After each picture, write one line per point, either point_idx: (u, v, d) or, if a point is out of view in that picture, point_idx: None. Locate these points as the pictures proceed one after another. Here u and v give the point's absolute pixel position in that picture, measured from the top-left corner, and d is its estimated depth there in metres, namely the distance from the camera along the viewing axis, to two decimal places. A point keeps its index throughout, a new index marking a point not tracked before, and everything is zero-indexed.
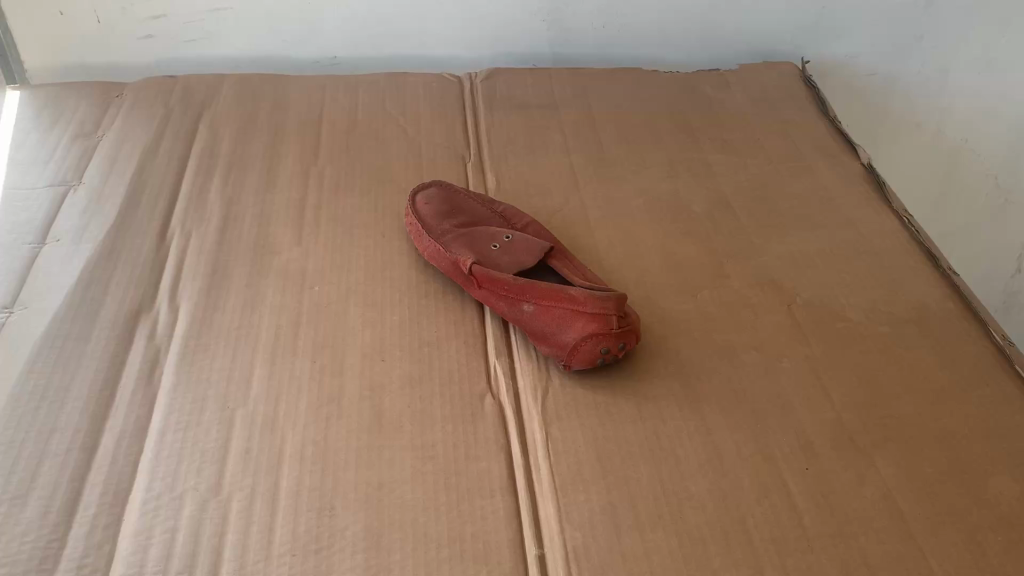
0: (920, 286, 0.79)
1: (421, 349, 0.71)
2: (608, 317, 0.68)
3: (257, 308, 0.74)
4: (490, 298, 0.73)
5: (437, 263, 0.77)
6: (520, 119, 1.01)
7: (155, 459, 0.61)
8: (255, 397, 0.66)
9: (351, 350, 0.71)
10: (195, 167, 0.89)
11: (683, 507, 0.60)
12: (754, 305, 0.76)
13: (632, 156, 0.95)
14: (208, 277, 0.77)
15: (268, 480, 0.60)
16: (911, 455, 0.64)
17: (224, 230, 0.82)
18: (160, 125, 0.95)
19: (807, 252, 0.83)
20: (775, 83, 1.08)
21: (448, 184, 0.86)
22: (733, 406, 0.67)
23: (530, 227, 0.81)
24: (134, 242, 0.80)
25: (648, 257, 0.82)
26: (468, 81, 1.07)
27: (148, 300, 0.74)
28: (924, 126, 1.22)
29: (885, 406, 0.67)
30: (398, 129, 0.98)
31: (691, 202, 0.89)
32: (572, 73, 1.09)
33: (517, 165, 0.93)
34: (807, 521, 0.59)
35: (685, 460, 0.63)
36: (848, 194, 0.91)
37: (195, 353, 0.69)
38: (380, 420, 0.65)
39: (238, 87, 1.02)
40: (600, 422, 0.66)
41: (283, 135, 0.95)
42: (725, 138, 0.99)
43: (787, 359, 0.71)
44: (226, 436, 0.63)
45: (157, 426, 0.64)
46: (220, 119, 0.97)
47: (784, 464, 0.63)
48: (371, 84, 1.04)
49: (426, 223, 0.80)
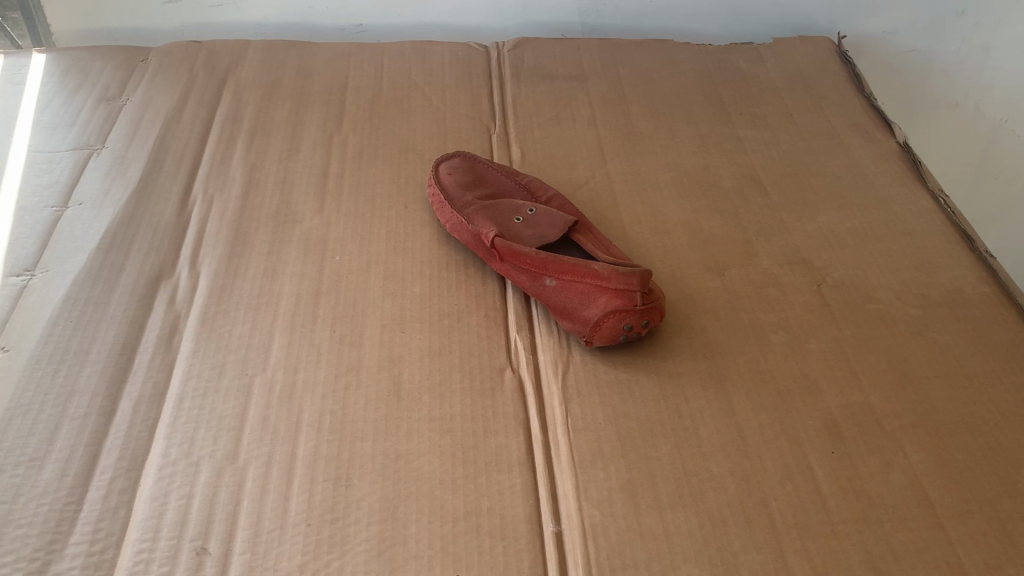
0: (955, 268, 0.77)
1: (441, 321, 0.71)
2: (633, 294, 0.66)
3: (278, 276, 0.73)
4: (512, 272, 0.72)
5: (459, 234, 0.76)
6: (547, 90, 0.99)
7: (173, 425, 0.61)
8: (273, 366, 0.66)
9: (371, 320, 0.70)
10: (218, 133, 0.89)
11: (703, 488, 0.59)
12: (782, 284, 0.75)
13: (660, 130, 0.93)
14: (229, 243, 0.76)
15: (285, 448, 0.60)
16: (940, 442, 0.62)
17: (246, 196, 0.81)
18: (185, 89, 0.94)
19: (839, 231, 0.81)
20: (809, 58, 1.06)
21: (471, 155, 0.84)
22: (758, 386, 0.66)
23: (555, 200, 0.80)
24: (155, 207, 0.79)
25: (674, 233, 0.80)
26: (496, 51, 1.05)
27: (169, 265, 0.74)
28: (961, 106, 1.19)
29: (915, 391, 0.65)
30: (423, 98, 0.97)
31: (720, 177, 0.87)
32: (602, 43, 1.07)
33: (543, 138, 0.92)
34: (831, 506, 0.58)
35: (708, 440, 0.62)
36: (881, 173, 0.88)
37: (214, 320, 0.69)
38: (400, 391, 0.64)
39: (263, 53, 1.01)
40: (622, 400, 0.64)
41: (307, 102, 0.94)
42: (757, 113, 0.96)
43: (815, 340, 0.69)
44: (244, 404, 0.63)
45: (175, 391, 0.63)
46: (245, 85, 0.96)
47: (809, 448, 0.61)
48: (397, 52, 1.03)
49: (448, 194, 0.79)
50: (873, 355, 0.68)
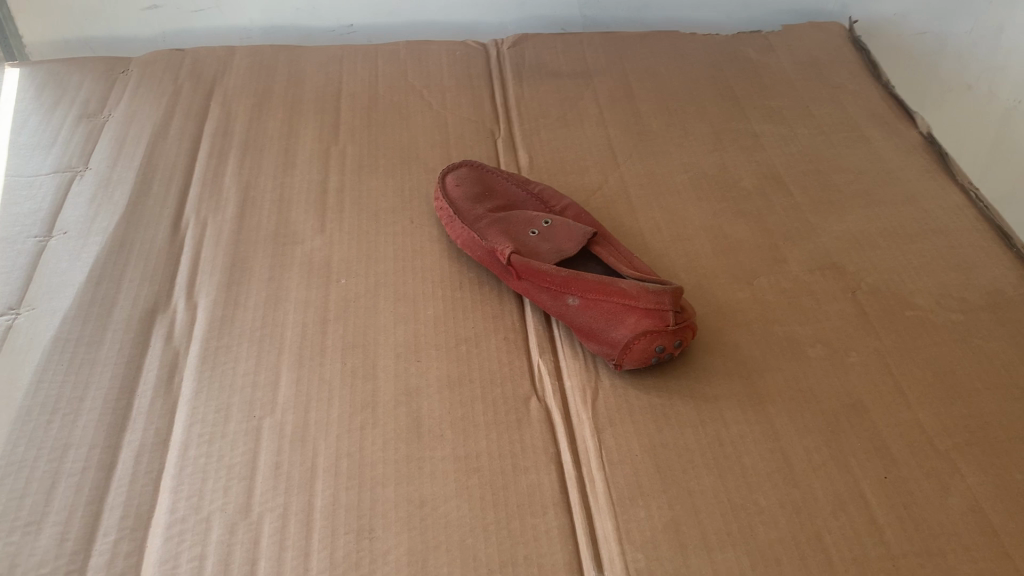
0: (993, 267, 0.73)
1: (458, 347, 0.66)
2: (664, 313, 0.62)
3: (283, 304, 0.69)
4: (531, 291, 0.68)
5: (472, 251, 0.72)
6: (551, 89, 0.94)
7: (179, 477, 0.57)
8: (282, 406, 0.61)
9: (383, 350, 0.65)
10: (207, 149, 0.84)
11: (752, 523, 0.55)
12: (815, 292, 0.71)
13: (673, 128, 0.89)
14: (227, 270, 0.71)
15: (302, 499, 0.56)
16: (998, 461, 0.58)
17: (242, 217, 0.76)
18: (170, 102, 0.89)
19: (869, 232, 0.77)
20: (820, 46, 1.02)
21: (478, 163, 0.80)
22: (800, 406, 0.62)
23: (570, 210, 0.76)
24: (146, 233, 0.74)
25: (697, 239, 0.76)
26: (494, 48, 1.00)
27: (164, 296, 0.69)
28: (975, 87, 1.14)
29: (965, 405, 0.62)
30: (422, 102, 0.92)
31: (739, 177, 0.83)
32: (605, 37, 1.02)
33: (551, 141, 0.87)
34: (889, 536, 0.54)
35: (752, 469, 0.58)
36: (907, 167, 0.84)
37: (216, 356, 0.64)
38: (420, 428, 0.60)
39: (250, 59, 0.96)
40: (658, 428, 0.60)
41: (300, 111, 0.89)
42: (772, 106, 0.92)
43: (855, 353, 0.66)
44: (254, 449, 0.58)
45: (180, 438, 0.59)
46: (234, 95, 0.91)
47: (860, 472, 0.58)
48: (391, 54, 0.98)
49: (457, 208, 0.75)
50: (918, 367, 0.65)
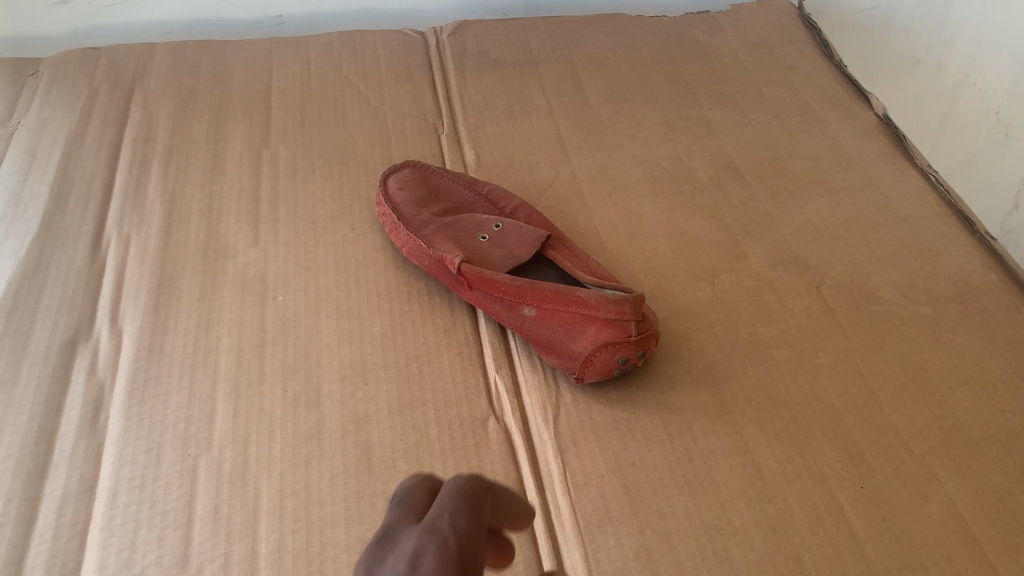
0: (958, 255, 0.71)
1: (408, 366, 0.62)
2: (626, 323, 0.59)
3: (215, 328, 0.64)
4: (483, 301, 0.64)
5: (419, 260, 0.67)
6: (495, 79, 0.90)
7: (107, 528, 0.52)
8: (220, 442, 0.56)
9: (327, 373, 0.61)
10: (128, 157, 0.78)
11: (728, 545, 0.52)
12: (778, 289, 0.68)
13: (624, 118, 0.85)
14: (154, 292, 0.66)
15: (244, 546, 0.51)
16: (974, 464, 0.56)
17: (169, 232, 0.71)
18: (85, 106, 0.82)
19: (830, 222, 0.74)
20: (770, 26, 0.99)
21: (422, 163, 0.75)
22: (770, 414, 0.59)
23: (521, 211, 0.72)
24: (62, 253, 0.68)
25: (654, 237, 0.73)
26: (433, 37, 0.96)
27: (85, 323, 0.64)
28: (924, 62, 1.12)
29: (938, 404, 0.60)
30: (359, 97, 0.87)
31: (694, 168, 0.80)
32: (549, 22, 0.98)
33: (498, 135, 0.83)
34: (871, 552, 0.52)
35: (725, 486, 0.55)
36: (864, 150, 0.82)
37: (145, 388, 0.59)
38: (370, 459, 0.56)
39: (172, 57, 0.89)
40: (623, 445, 0.57)
41: (228, 111, 0.84)
42: (723, 91, 0.89)
43: (824, 354, 0.63)
44: (189, 493, 0.54)
45: (107, 484, 0.54)
46: (155, 97, 0.84)
47: (836, 484, 0.55)
48: (324, 47, 0.93)
49: (401, 213, 0.70)
50: (888, 366, 0.62)
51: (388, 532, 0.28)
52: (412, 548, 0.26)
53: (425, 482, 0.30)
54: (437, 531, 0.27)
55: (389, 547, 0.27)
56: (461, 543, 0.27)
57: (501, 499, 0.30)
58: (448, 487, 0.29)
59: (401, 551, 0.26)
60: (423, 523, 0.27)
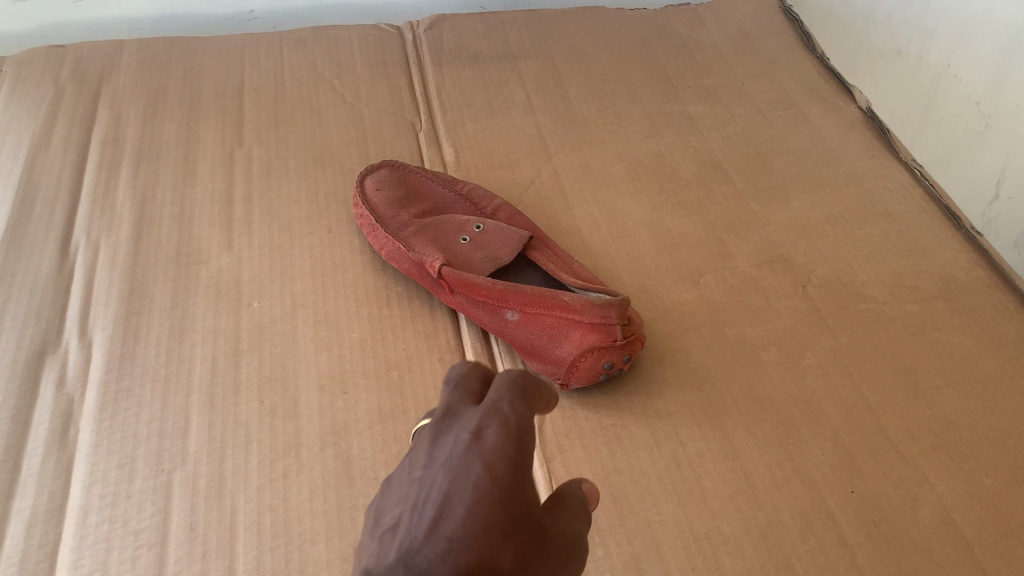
0: (944, 251, 0.70)
1: (388, 373, 0.60)
2: (611, 327, 0.57)
3: (189, 336, 0.62)
4: (465, 305, 0.62)
5: (398, 263, 0.66)
6: (474, 74, 0.88)
7: (78, 549, 0.50)
8: (194, 457, 0.55)
9: (305, 382, 0.59)
10: (96, 159, 0.75)
11: (718, 554, 0.51)
12: (764, 289, 0.67)
13: (605, 113, 0.84)
14: (124, 300, 0.64)
15: (221, 565, 0.50)
16: (965, 465, 0.55)
17: (139, 237, 0.69)
18: (51, 106, 0.80)
19: (816, 219, 0.73)
20: (751, 17, 0.97)
21: (399, 163, 0.73)
22: (758, 418, 0.58)
23: (502, 211, 0.70)
24: (29, 261, 0.66)
25: (638, 236, 0.71)
26: (410, 32, 0.94)
27: (53, 334, 0.61)
28: (904, 53, 1.10)
29: (927, 404, 0.59)
30: (334, 94, 0.85)
31: (677, 164, 0.79)
32: (527, 15, 0.96)
33: (477, 132, 0.81)
34: (862, 558, 0.51)
35: (714, 493, 0.54)
36: (848, 144, 0.81)
37: (116, 401, 0.57)
38: (351, 471, 0.54)
39: (141, 54, 0.87)
40: (610, 452, 0.56)
41: (199, 110, 0.81)
42: (705, 85, 0.88)
43: (812, 355, 0.62)
44: (163, 511, 0.52)
45: (78, 503, 0.52)
46: (124, 97, 0.82)
47: (826, 489, 0.54)
48: (297, 42, 0.90)
49: (379, 215, 0.68)
50: (876, 366, 0.61)
51: (450, 408, 0.31)
52: (476, 423, 0.29)
53: (480, 364, 0.33)
54: (499, 411, 0.30)
55: (450, 423, 0.30)
56: (518, 423, 0.30)
57: (546, 389, 0.33)
58: (503, 378, 0.31)
59: (466, 424, 0.30)
60: (483, 405, 0.30)
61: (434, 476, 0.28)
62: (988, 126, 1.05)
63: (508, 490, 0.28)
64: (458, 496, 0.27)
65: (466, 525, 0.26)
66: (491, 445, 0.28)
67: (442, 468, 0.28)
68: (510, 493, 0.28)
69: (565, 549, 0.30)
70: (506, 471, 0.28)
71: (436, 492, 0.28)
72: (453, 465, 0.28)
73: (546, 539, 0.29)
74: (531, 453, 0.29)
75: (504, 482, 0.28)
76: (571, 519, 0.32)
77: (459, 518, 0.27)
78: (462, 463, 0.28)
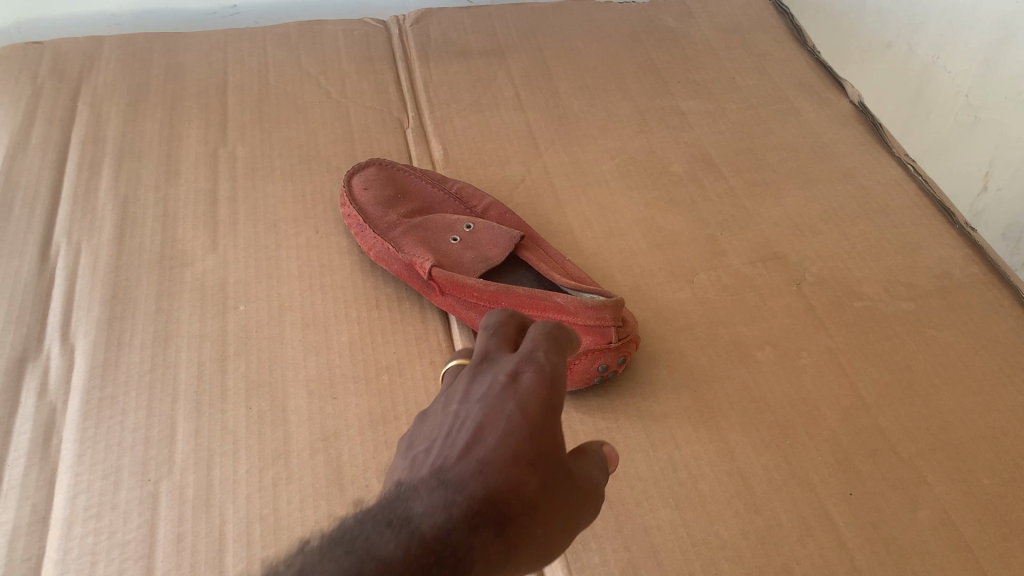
0: (938, 247, 0.70)
1: (379, 377, 0.59)
2: (605, 329, 0.56)
3: (174, 341, 0.60)
4: (456, 307, 0.61)
5: (387, 264, 0.64)
6: (462, 69, 0.87)
7: (62, 563, 0.49)
8: (181, 466, 0.53)
9: (293, 387, 0.58)
10: (76, 159, 0.74)
11: (716, 559, 0.50)
12: (758, 287, 0.66)
13: (595, 109, 0.83)
14: (107, 304, 0.62)
15: None
16: (963, 465, 0.55)
17: (121, 239, 0.67)
18: (29, 105, 0.78)
19: (810, 216, 0.72)
20: (741, 10, 0.97)
21: (387, 161, 0.72)
22: (755, 420, 0.57)
23: (492, 210, 0.69)
24: (8, 265, 0.65)
25: (630, 234, 0.70)
26: (396, 26, 0.92)
27: (34, 341, 0.60)
28: (893, 45, 1.09)
29: (924, 403, 0.58)
30: (320, 91, 0.83)
31: (669, 161, 0.78)
32: (515, 9, 0.95)
33: (466, 129, 0.80)
34: (861, 561, 0.50)
35: (711, 496, 0.53)
36: (840, 139, 0.80)
37: (100, 410, 0.56)
38: (341, 478, 0.53)
39: (121, 51, 0.85)
40: None
41: (182, 108, 0.80)
42: (696, 79, 0.87)
43: (807, 354, 0.61)
44: (149, 521, 0.51)
45: (62, 515, 0.51)
46: (104, 95, 0.80)
47: (824, 491, 0.54)
48: (281, 38, 0.89)
49: (367, 215, 0.67)
50: (871, 365, 0.61)
51: (488, 357, 0.37)
52: (511, 370, 0.35)
53: (516, 318, 0.40)
54: (535, 359, 0.36)
55: (490, 366, 0.36)
56: (550, 369, 0.36)
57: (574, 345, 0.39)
58: (538, 330, 0.38)
59: (505, 368, 0.36)
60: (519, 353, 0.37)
61: (471, 408, 0.34)
62: (977, 119, 1.05)
63: (537, 425, 0.34)
64: (490, 426, 0.33)
65: (497, 449, 0.32)
66: (526, 388, 0.35)
67: (479, 402, 0.34)
68: (539, 428, 0.34)
69: (579, 489, 0.35)
70: (537, 409, 0.34)
71: (472, 420, 0.33)
72: (490, 401, 0.34)
73: (564, 477, 0.35)
74: (559, 400, 0.35)
75: (536, 417, 0.34)
76: (586, 469, 0.37)
77: (494, 442, 0.32)
78: (498, 402, 0.34)
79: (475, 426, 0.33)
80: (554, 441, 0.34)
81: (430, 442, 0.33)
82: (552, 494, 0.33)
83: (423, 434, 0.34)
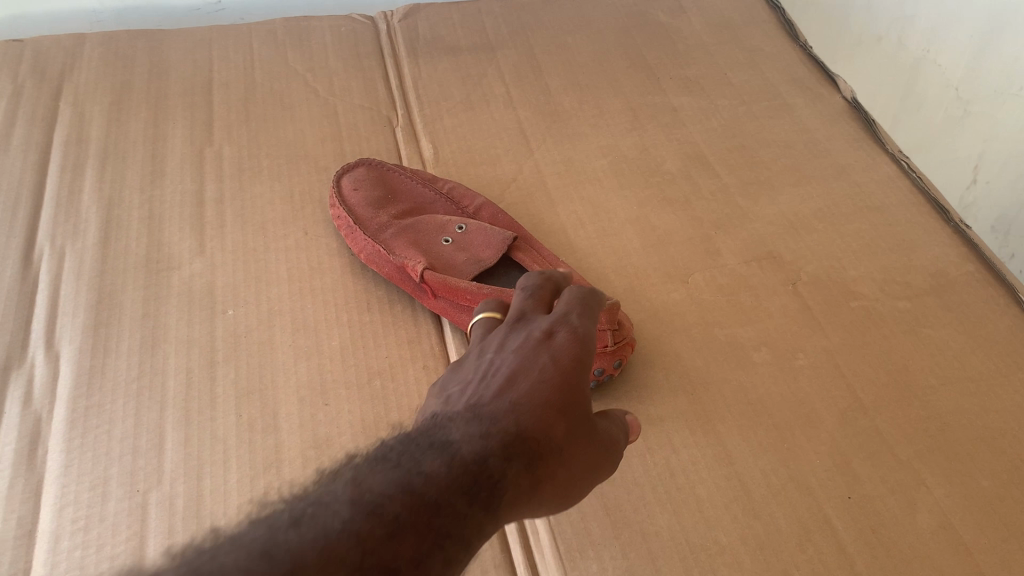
0: (933, 246, 0.69)
1: (371, 382, 0.58)
2: (601, 333, 0.56)
3: (161, 348, 0.59)
4: (449, 310, 0.60)
5: (378, 266, 0.63)
6: (451, 66, 0.85)
7: None
8: (171, 476, 0.52)
9: (284, 394, 0.57)
10: (59, 161, 0.72)
11: (715, 566, 0.50)
12: (754, 288, 0.66)
13: (586, 106, 0.82)
14: (92, 310, 0.61)
15: None
16: (961, 467, 0.55)
17: (106, 242, 0.66)
18: (10, 105, 0.77)
19: (804, 214, 0.72)
20: (732, 5, 0.96)
21: (377, 161, 0.71)
22: (752, 423, 0.57)
23: (484, 210, 0.68)
24: None
25: (623, 234, 0.70)
26: (384, 22, 0.91)
27: (18, 349, 0.59)
28: (884, 39, 1.10)
29: (921, 404, 0.58)
30: (307, 88, 0.82)
31: (662, 159, 0.77)
32: (505, 5, 0.94)
33: (456, 127, 0.79)
34: (861, 567, 0.50)
35: (709, 501, 0.53)
36: (834, 136, 0.80)
37: (87, 419, 0.55)
38: None
39: (103, 49, 0.84)
40: None
41: (166, 107, 0.78)
42: (688, 75, 0.86)
43: (804, 355, 0.61)
44: (139, 534, 0.50)
45: (49, 528, 0.50)
46: (87, 94, 0.79)
47: (823, 496, 0.53)
48: (267, 35, 0.88)
49: (357, 216, 0.66)
50: (868, 365, 0.60)
51: (523, 316, 0.42)
52: (546, 328, 0.41)
53: (552, 283, 0.45)
54: (567, 320, 0.42)
55: (527, 324, 0.42)
56: (582, 330, 0.41)
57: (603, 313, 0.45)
58: (572, 297, 0.43)
59: (541, 325, 0.41)
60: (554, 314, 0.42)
61: (507, 357, 0.39)
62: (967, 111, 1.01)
63: (568, 377, 0.39)
64: (525, 372, 0.38)
65: (528, 390, 0.37)
66: (560, 344, 0.40)
67: (516, 352, 0.40)
68: (570, 379, 0.39)
69: (602, 439, 0.40)
70: (567, 362, 0.39)
71: (509, 367, 0.39)
72: (525, 351, 0.39)
73: (591, 423, 0.40)
74: (588, 357, 0.40)
75: (567, 368, 0.39)
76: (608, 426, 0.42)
77: (527, 385, 0.38)
78: (533, 353, 0.39)
79: (510, 372, 0.38)
80: (583, 390, 0.39)
81: (469, 382, 0.38)
82: (578, 435, 0.38)
83: (462, 377, 0.39)
